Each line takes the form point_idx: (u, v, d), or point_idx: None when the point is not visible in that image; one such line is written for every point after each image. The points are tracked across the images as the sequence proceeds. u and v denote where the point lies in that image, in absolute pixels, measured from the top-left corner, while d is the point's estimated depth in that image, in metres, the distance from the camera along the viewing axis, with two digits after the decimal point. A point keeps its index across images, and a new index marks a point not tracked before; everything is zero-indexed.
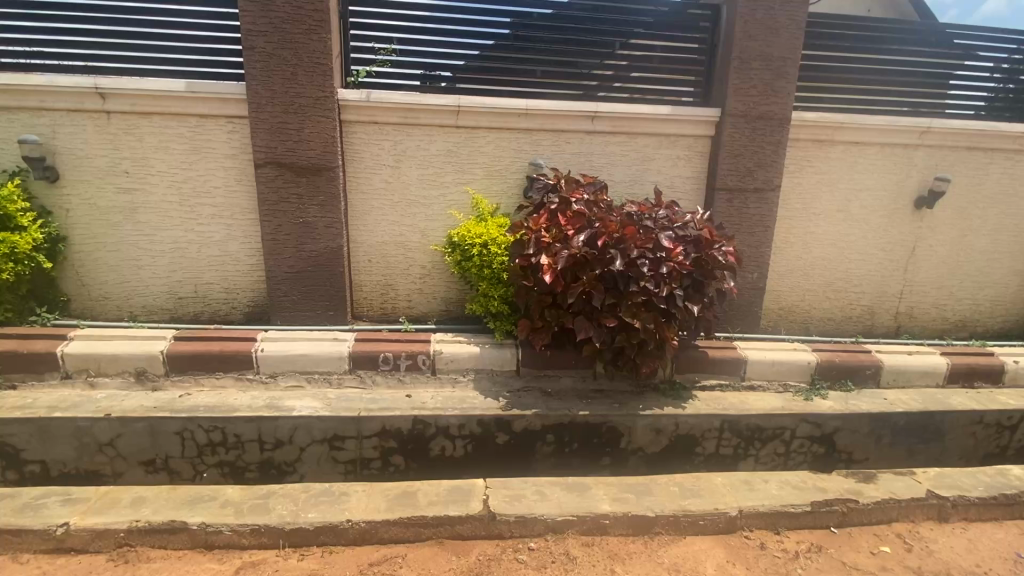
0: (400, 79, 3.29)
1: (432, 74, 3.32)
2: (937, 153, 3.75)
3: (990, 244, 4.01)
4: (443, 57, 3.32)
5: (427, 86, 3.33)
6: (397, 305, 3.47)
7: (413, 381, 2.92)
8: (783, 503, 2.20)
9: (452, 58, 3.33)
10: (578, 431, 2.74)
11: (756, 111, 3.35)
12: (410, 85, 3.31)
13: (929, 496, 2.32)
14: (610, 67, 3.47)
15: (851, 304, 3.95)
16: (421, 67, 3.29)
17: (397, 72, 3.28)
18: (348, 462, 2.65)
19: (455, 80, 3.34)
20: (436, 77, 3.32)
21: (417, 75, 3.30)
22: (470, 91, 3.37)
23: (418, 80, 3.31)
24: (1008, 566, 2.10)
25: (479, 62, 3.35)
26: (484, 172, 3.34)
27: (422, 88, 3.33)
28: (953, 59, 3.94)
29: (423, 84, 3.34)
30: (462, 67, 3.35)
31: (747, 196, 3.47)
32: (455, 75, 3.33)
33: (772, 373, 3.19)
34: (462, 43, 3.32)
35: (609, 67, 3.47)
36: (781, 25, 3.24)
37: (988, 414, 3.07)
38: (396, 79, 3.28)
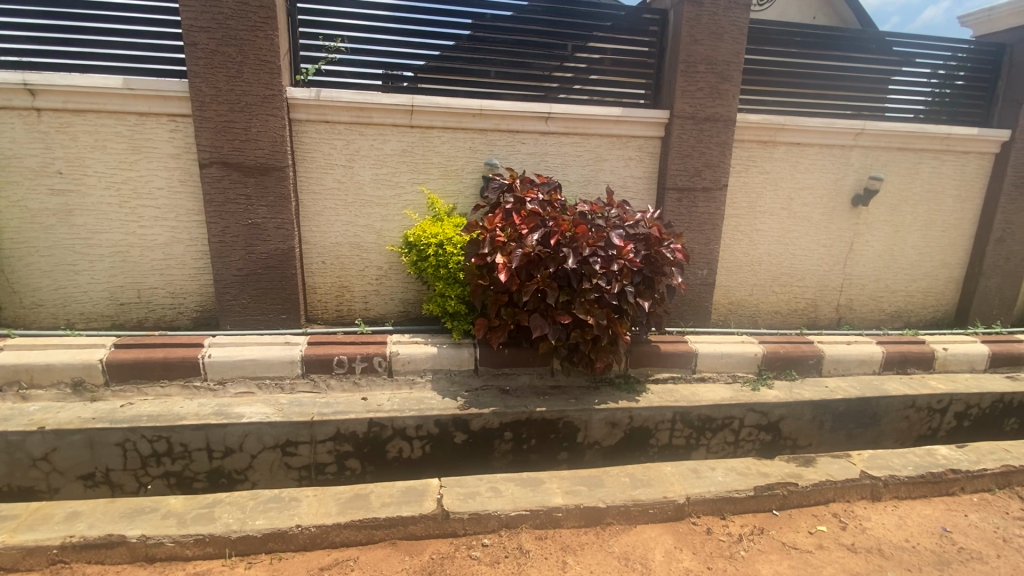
0: (362, 79, 3.25)
1: (394, 74, 3.30)
2: (871, 153, 3.97)
3: (920, 239, 4.27)
4: (406, 57, 3.30)
5: (389, 86, 3.31)
6: (353, 308, 3.42)
7: (369, 384, 2.88)
8: (728, 489, 2.28)
9: (414, 58, 3.32)
10: (535, 427, 2.78)
11: (703, 112, 3.46)
12: (372, 85, 3.27)
13: (863, 477, 2.45)
14: (570, 70, 3.53)
15: (796, 297, 4.14)
16: (383, 66, 3.26)
17: (359, 72, 3.24)
18: (302, 468, 2.61)
19: (418, 79, 3.32)
20: (398, 77, 3.30)
21: (380, 75, 3.27)
22: (431, 91, 3.36)
23: (380, 80, 3.28)
24: (935, 539, 2.23)
25: (441, 62, 3.34)
26: (440, 172, 3.33)
27: (384, 88, 3.31)
28: (890, 66, 4.18)
29: (386, 84, 3.31)
30: (423, 67, 3.33)
31: (696, 195, 3.59)
32: (417, 75, 3.31)
33: (721, 365, 3.31)
34: (421, 43, 3.31)
35: (569, 69, 3.53)
36: (725, 30, 3.36)
37: (919, 399, 3.27)
38: (358, 79, 3.23)
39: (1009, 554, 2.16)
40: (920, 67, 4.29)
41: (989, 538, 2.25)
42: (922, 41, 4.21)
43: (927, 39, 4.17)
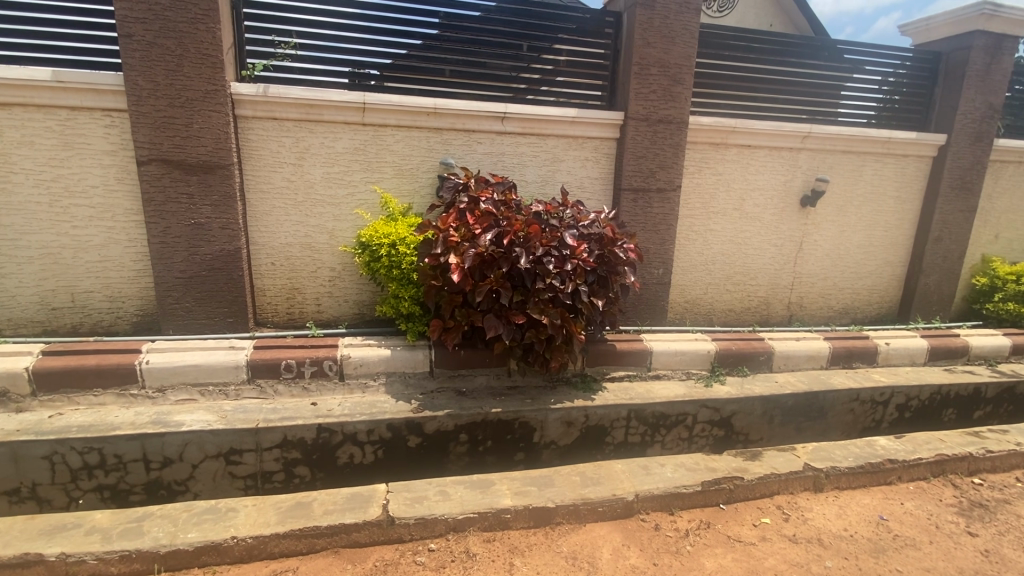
0: (328, 76, 3.16)
1: (361, 72, 3.24)
2: (818, 156, 4.11)
3: (865, 238, 4.45)
4: (371, 55, 3.21)
5: (356, 85, 3.25)
6: (305, 310, 3.33)
7: (320, 388, 2.80)
8: (676, 485, 2.31)
9: (377, 56, 3.23)
10: (490, 429, 2.76)
11: (656, 114, 3.52)
12: (338, 83, 3.19)
13: (806, 469, 2.52)
14: (536, 71, 3.55)
15: (749, 296, 4.25)
16: (350, 64, 3.18)
17: (322, 70, 3.13)
18: (247, 477, 2.51)
19: (383, 78, 3.27)
20: (365, 75, 3.24)
21: (346, 73, 3.20)
22: (399, 91, 3.32)
23: (346, 78, 3.21)
24: (872, 528, 2.31)
25: (407, 60, 3.29)
26: (394, 171, 3.28)
27: (350, 86, 3.24)
28: (842, 73, 4.34)
29: (353, 83, 3.25)
30: (388, 65, 3.27)
31: (651, 196, 3.64)
32: (383, 74, 3.25)
33: (676, 363, 3.37)
34: (383, 41, 3.22)
35: (535, 71, 3.55)
36: (676, 34, 3.42)
37: (863, 392, 3.40)
38: (319, 76, 3.13)
39: (939, 539, 2.26)
40: (870, 74, 4.48)
41: (922, 524, 2.35)
42: (868, 49, 4.39)
43: (874, 48, 4.36)
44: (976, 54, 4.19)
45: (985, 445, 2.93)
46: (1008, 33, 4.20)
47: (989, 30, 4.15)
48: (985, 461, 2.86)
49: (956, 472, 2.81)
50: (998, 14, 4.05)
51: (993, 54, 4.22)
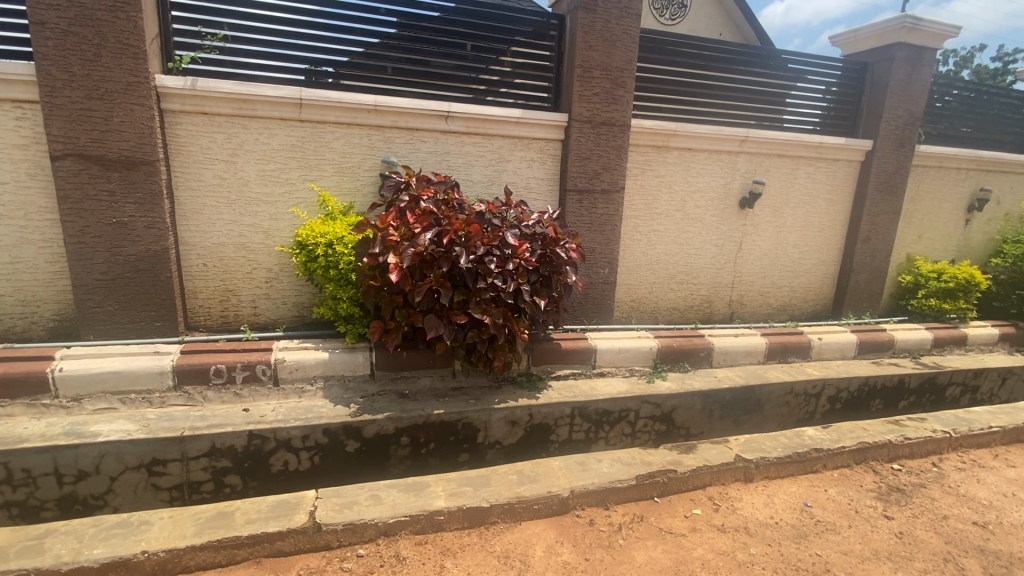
0: (281, 73, 3.09)
1: (317, 70, 3.19)
2: (755, 159, 4.28)
3: (800, 238, 4.66)
4: (331, 51, 3.19)
5: (314, 81, 3.20)
6: (241, 313, 3.21)
7: (253, 394, 2.70)
8: (612, 480, 2.34)
9: (336, 53, 3.20)
10: (432, 430, 2.72)
11: (599, 117, 3.58)
12: (294, 80, 3.14)
13: (737, 460, 2.61)
14: (494, 73, 3.57)
15: (692, 294, 4.37)
16: (306, 61, 3.14)
17: (276, 65, 3.06)
18: (172, 488, 2.39)
19: (340, 75, 3.22)
20: (323, 72, 3.20)
21: (302, 70, 3.14)
22: (358, 88, 3.27)
23: (304, 75, 3.16)
24: (797, 514, 2.40)
25: (363, 58, 3.25)
26: (334, 169, 3.20)
27: (307, 84, 3.19)
28: (787, 82, 4.55)
29: (309, 80, 3.20)
30: (345, 63, 3.23)
31: (595, 197, 3.70)
32: (339, 71, 3.21)
33: (619, 360, 3.43)
34: (336, 38, 3.17)
35: (494, 73, 3.57)
36: (617, 38, 3.49)
37: (797, 385, 3.55)
38: (272, 72, 3.06)
39: (858, 523, 2.37)
40: (814, 84, 4.70)
41: (842, 509, 2.47)
42: (805, 59, 4.59)
43: (814, 58, 4.57)
44: (898, 64, 4.46)
45: (903, 433, 3.10)
46: (928, 45, 4.47)
47: (911, 42, 4.41)
48: (903, 448, 3.03)
49: (877, 459, 2.97)
50: (918, 27, 4.31)
51: (913, 65, 4.50)
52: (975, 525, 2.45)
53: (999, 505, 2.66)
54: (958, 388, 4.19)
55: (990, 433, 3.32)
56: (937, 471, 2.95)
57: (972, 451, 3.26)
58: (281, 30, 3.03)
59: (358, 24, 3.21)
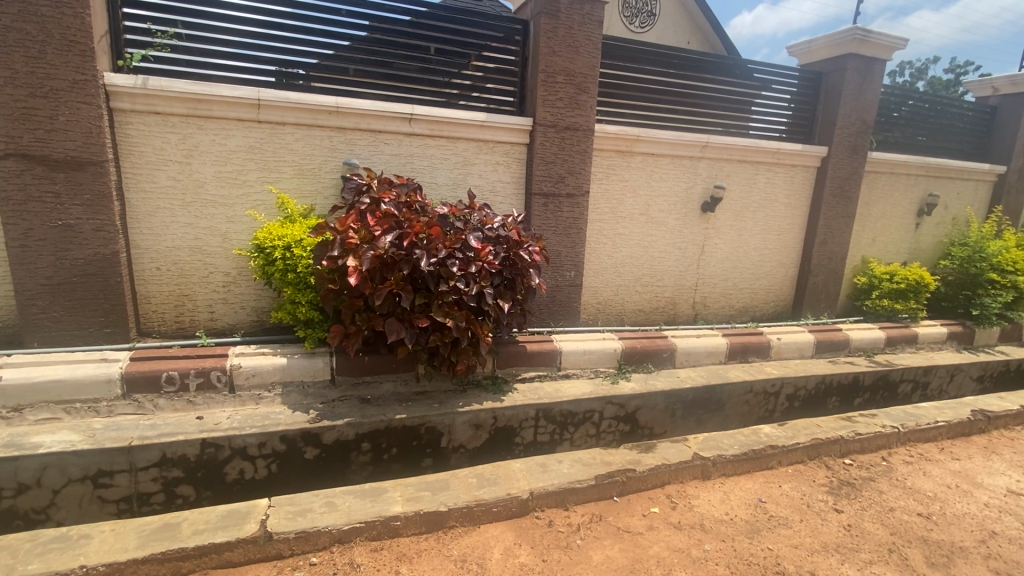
0: (251, 74, 3.04)
1: (288, 71, 3.15)
2: (716, 164, 4.39)
3: (761, 241, 4.79)
4: (301, 53, 3.14)
5: (285, 83, 3.16)
6: (196, 319, 3.11)
7: (207, 402, 2.62)
8: (571, 481, 2.36)
9: (306, 55, 3.15)
10: (394, 436, 2.69)
11: (563, 122, 3.62)
12: (263, 81, 3.09)
13: (695, 458, 2.66)
14: (467, 78, 3.57)
15: (657, 296, 4.45)
16: (276, 62, 3.09)
17: (241, 66, 3.00)
18: (121, 500, 2.31)
19: (311, 77, 3.18)
20: (293, 73, 3.16)
21: (272, 71, 3.10)
22: (328, 90, 3.24)
23: (273, 77, 3.11)
24: (751, 510, 2.46)
25: (333, 60, 3.22)
26: (294, 171, 3.15)
27: (278, 85, 3.14)
28: (750, 90, 4.69)
29: (280, 82, 3.15)
30: (315, 65, 3.19)
31: (561, 200, 3.74)
32: (310, 73, 3.17)
33: (584, 362, 3.47)
34: (306, 40, 3.13)
35: (466, 77, 3.57)
36: (580, 44, 3.54)
37: (756, 384, 3.64)
38: (239, 73, 3.00)
39: (809, 517, 2.45)
40: (779, 93, 4.85)
41: (795, 504, 2.54)
42: (767, 68, 4.73)
43: (776, 68, 4.72)
44: (850, 74, 4.64)
45: (855, 429, 3.22)
46: (878, 56, 4.67)
47: (862, 53, 4.60)
48: (855, 443, 3.14)
49: (830, 454, 3.07)
50: (868, 38, 4.50)
51: (864, 75, 4.69)
52: (919, 516, 2.55)
53: (943, 496, 2.78)
54: (909, 385, 4.36)
55: (937, 427, 3.47)
56: (886, 465, 3.07)
57: (919, 445, 3.39)
58: (243, 30, 2.98)
59: (321, 25, 3.16)
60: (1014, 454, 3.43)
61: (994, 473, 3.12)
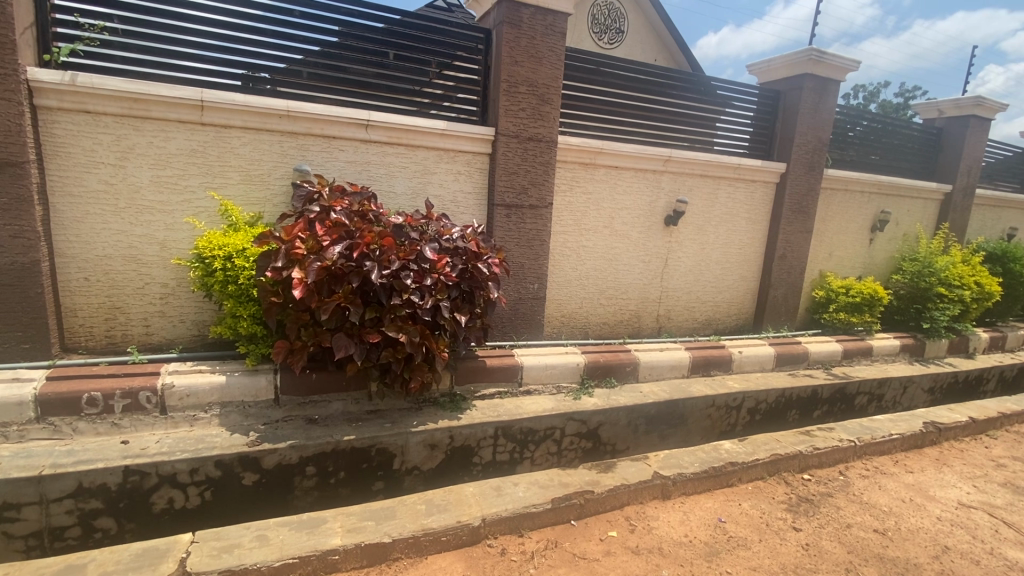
0: (215, 76, 2.91)
1: (254, 75, 3.02)
2: (679, 179, 4.42)
3: (722, 255, 4.84)
4: (267, 57, 3.04)
5: (251, 87, 3.03)
6: (130, 333, 2.89)
7: (135, 424, 2.41)
8: (526, 505, 2.26)
9: (273, 59, 3.06)
10: (342, 458, 2.54)
11: (526, 132, 3.56)
12: (229, 85, 2.96)
13: (655, 478, 2.60)
14: (438, 87, 3.50)
15: (621, 309, 4.42)
16: (242, 65, 2.97)
17: (205, 68, 2.89)
18: (30, 536, 2.09)
19: (278, 82, 3.08)
20: (260, 77, 3.03)
21: (237, 74, 2.97)
22: (293, 96, 3.13)
23: (239, 80, 2.98)
24: (712, 531, 2.40)
25: (301, 65, 3.12)
26: (240, 177, 2.97)
27: (243, 89, 3.01)
28: (713, 107, 4.77)
29: (245, 86, 3.02)
30: (283, 70, 3.10)
31: (523, 212, 3.67)
32: (277, 77, 3.07)
33: (546, 377, 3.38)
34: (271, 43, 3.04)
35: (437, 86, 3.51)
36: (543, 55, 3.50)
37: (719, 398, 3.62)
38: (202, 75, 2.88)
39: (768, 537, 2.41)
40: (741, 110, 4.93)
41: (754, 523, 2.49)
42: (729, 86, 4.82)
43: (739, 86, 4.80)
44: (807, 93, 4.76)
45: (813, 443, 3.23)
46: (832, 77, 4.80)
47: (817, 73, 4.73)
48: (813, 458, 3.15)
49: (789, 470, 3.06)
50: (823, 60, 4.62)
51: (820, 95, 4.82)
52: (875, 532, 2.54)
53: (897, 510, 2.79)
54: (865, 397, 4.43)
55: (891, 440, 3.52)
56: (843, 479, 3.08)
57: (875, 458, 3.43)
58: (198, 29, 2.84)
59: (282, 27, 3.05)
60: (964, 466, 3.50)
61: (946, 486, 3.17)
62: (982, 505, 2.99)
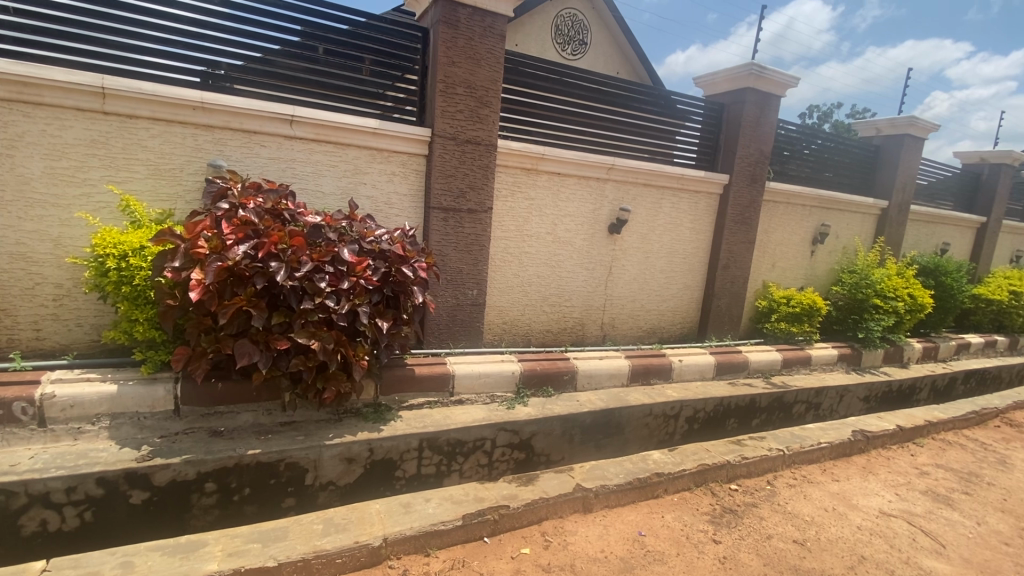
0: (175, 72, 2.87)
1: (214, 72, 2.98)
2: (623, 187, 4.42)
3: (667, 264, 4.87)
4: (224, 53, 2.98)
5: (212, 84, 2.98)
6: (18, 337, 2.65)
7: (7, 439, 2.19)
8: (433, 523, 2.27)
9: (231, 56, 3.00)
10: (247, 474, 2.36)
11: (464, 134, 3.48)
12: (188, 82, 2.91)
13: (576, 490, 2.60)
14: (403, 91, 3.50)
15: (564, 317, 4.38)
16: (202, 62, 2.93)
17: (165, 63, 2.84)
18: None
19: (238, 81, 3.03)
20: (219, 74, 2.98)
21: (196, 71, 2.93)
22: (252, 95, 3.07)
23: (198, 77, 2.94)
24: (628, 546, 2.41)
25: (262, 65, 3.07)
26: (148, 171, 2.79)
27: (203, 87, 2.97)
28: (667, 118, 4.80)
29: (205, 83, 2.98)
30: (242, 67, 3.04)
31: (461, 216, 3.58)
32: (238, 74, 3.02)
33: (480, 386, 3.28)
34: (230, 40, 2.99)
35: (402, 90, 3.50)
36: (481, 57, 3.43)
37: (656, 407, 3.59)
38: (163, 71, 2.84)
39: (686, 551, 2.40)
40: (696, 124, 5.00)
41: (674, 537, 2.49)
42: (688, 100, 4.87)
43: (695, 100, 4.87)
44: (749, 107, 4.86)
45: (741, 453, 3.24)
46: (773, 92, 4.93)
47: (757, 88, 4.84)
48: (741, 468, 3.16)
49: (717, 480, 3.06)
50: (763, 75, 4.73)
51: (761, 109, 4.93)
52: (795, 543, 2.55)
53: (820, 520, 2.81)
54: (802, 406, 4.50)
55: (820, 448, 3.58)
56: (770, 489, 3.09)
57: (804, 466, 3.47)
58: (146, 19, 2.75)
59: (239, 23, 3.00)
60: (888, 474, 3.59)
61: (869, 494, 3.22)
62: (902, 513, 3.05)
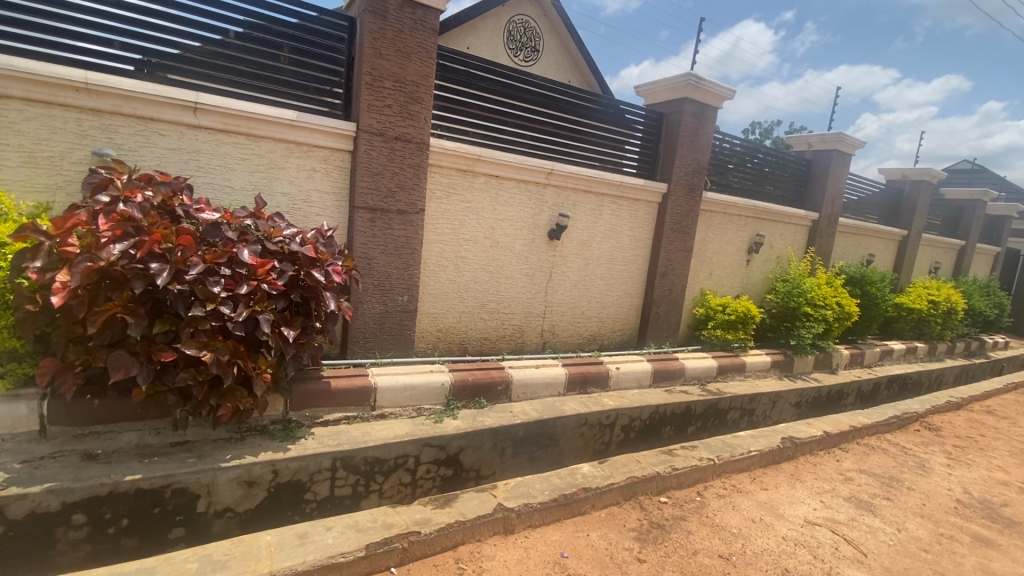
0: (105, 59, 2.67)
1: (150, 61, 2.78)
2: (562, 193, 4.35)
3: (607, 271, 4.83)
4: (160, 41, 2.78)
5: (146, 73, 2.78)
6: None
7: None
8: (331, 555, 2.13)
9: (166, 44, 2.79)
10: (124, 503, 2.07)
11: (393, 131, 3.30)
12: (122, 70, 2.71)
13: (496, 511, 2.52)
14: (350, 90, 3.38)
15: (503, 324, 4.25)
16: (133, 48, 2.73)
17: (96, 49, 2.64)
18: None
19: (173, 71, 2.83)
20: (155, 63, 2.79)
21: (128, 59, 2.72)
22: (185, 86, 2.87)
23: (132, 65, 2.73)
24: (548, 569, 2.34)
25: (197, 54, 2.87)
26: (21, 158, 2.45)
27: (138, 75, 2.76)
28: (614, 127, 4.79)
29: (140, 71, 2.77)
30: (177, 56, 2.83)
31: (390, 217, 3.39)
32: (172, 64, 2.82)
33: (405, 399, 3.09)
34: (162, 27, 2.78)
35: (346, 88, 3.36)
36: (411, 50, 3.26)
37: (591, 416, 3.51)
38: (94, 58, 2.64)
39: (608, 571, 2.34)
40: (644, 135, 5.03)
41: (597, 557, 2.44)
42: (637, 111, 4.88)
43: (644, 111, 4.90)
44: (686, 117, 4.92)
45: (672, 464, 3.21)
46: (711, 103, 5.01)
47: (695, 98, 4.91)
48: (671, 479, 3.13)
49: (647, 493, 3.03)
50: (700, 86, 4.80)
51: (699, 119, 5.01)
52: (720, 558, 2.52)
53: (746, 532, 2.80)
54: (736, 412, 4.56)
55: (750, 457, 3.61)
56: (699, 500, 3.07)
57: (734, 475, 3.48)
58: None
59: (156, 4, 2.75)
60: (815, 480, 3.66)
61: (795, 503, 3.25)
62: (826, 521, 3.09)
